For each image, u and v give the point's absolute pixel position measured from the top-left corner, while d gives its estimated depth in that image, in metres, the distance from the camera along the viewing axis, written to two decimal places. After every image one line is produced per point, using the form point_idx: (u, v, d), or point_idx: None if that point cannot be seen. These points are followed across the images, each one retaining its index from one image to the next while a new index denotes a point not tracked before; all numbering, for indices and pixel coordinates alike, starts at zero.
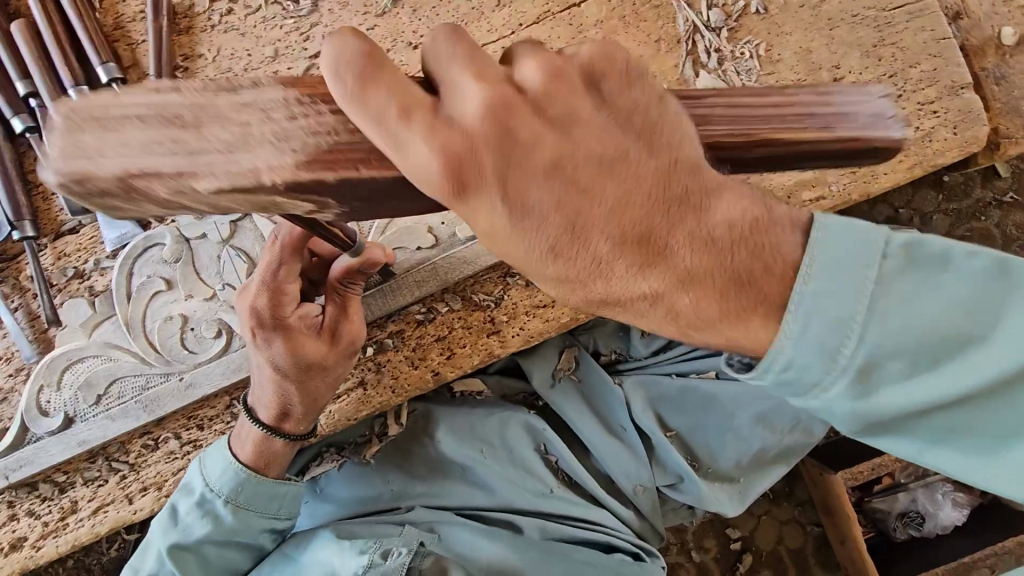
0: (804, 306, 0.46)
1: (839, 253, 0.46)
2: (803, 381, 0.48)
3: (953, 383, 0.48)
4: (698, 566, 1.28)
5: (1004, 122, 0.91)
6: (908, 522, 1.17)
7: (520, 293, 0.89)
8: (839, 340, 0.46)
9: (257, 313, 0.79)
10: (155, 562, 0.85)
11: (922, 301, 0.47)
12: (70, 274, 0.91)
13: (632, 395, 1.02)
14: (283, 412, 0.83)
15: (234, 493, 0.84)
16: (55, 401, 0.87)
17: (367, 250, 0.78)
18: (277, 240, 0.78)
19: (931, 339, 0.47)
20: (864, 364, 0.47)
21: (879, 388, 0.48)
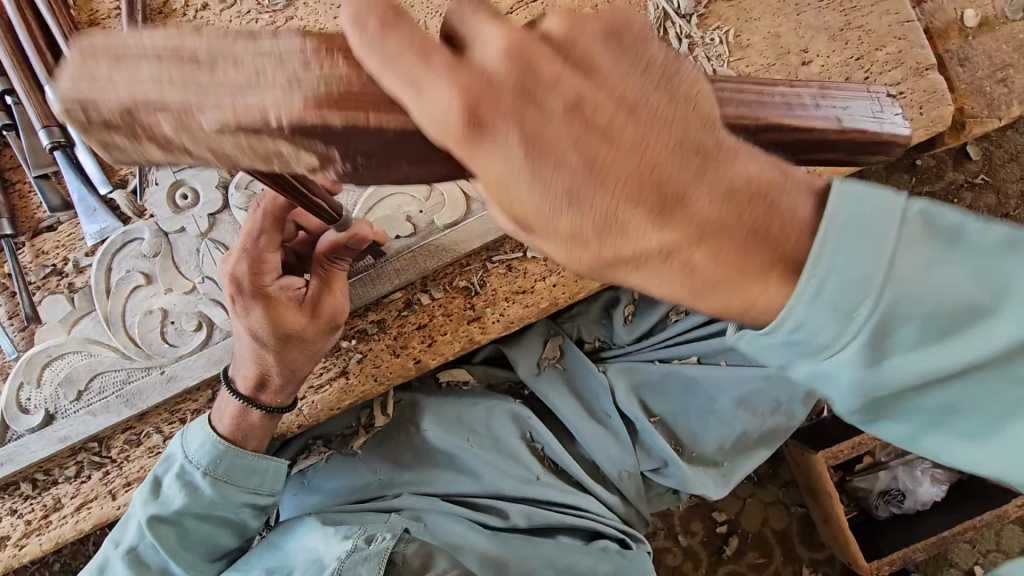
0: (821, 265, 0.41)
1: (854, 218, 0.41)
2: (814, 341, 0.43)
3: (962, 355, 0.42)
4: (685, 550, 1.29)
5: (969, 102, 0.93)
6: (889, 500, 1.20)
7: (499, 280, 0.90)
8: (848, 297, 0.41)
9: (238, 282, 0.80)
10: (134, 534, 0.84)
11: (935, 271, 0.41)
12: (49, 271, 0.91)
13: (616, 381, 1.03)
14: (261, 383, 0.83)
15: (212, 465, 0.83)
16: (36, 398, 0.87)
17: (355, 225, 0.81)
18: (262, 207, 0.78)
19: (942, 307, 0.41)
20: (876, 327, 0.42)
21: (891, 356, 0.43)
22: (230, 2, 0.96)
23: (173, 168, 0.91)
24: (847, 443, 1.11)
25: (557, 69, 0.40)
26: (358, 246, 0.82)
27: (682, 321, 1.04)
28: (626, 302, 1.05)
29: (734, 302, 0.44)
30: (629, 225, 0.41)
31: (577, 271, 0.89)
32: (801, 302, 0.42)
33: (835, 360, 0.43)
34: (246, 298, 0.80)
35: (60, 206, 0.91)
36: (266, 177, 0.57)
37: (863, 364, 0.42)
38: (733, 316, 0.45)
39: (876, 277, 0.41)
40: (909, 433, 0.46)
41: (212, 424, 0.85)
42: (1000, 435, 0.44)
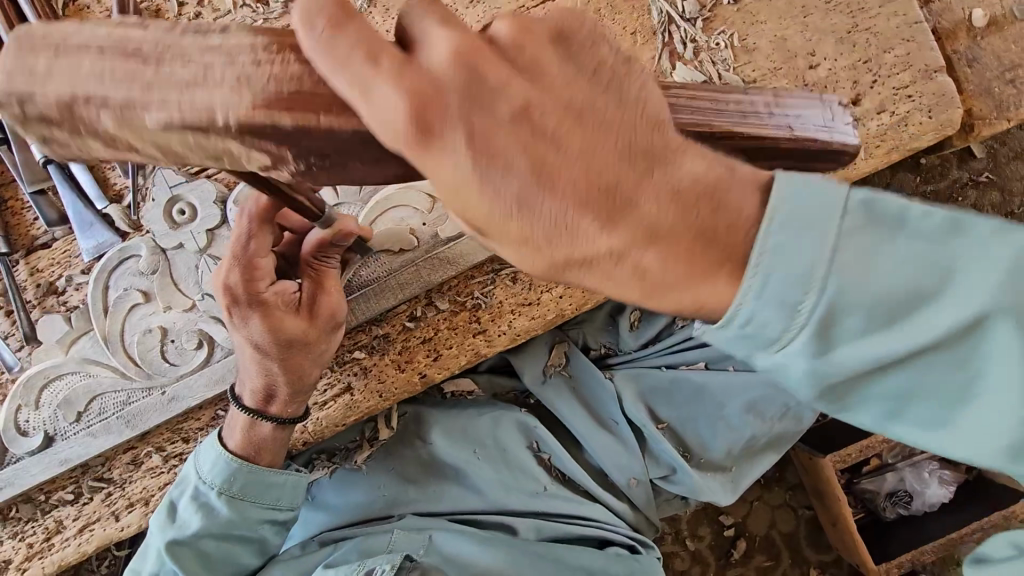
0: (761, 266, 0.40)
1: (800, 212, 0.40)
2: (765, 334, 0.42)
3: (883, 346, 0.41)
4: (693, 554, 1.29)
5: (978, 104, 0.92)
6: (896, 501, 1.19)
7: (504, 291, 0.89)
8: (798, 275, 0.40)
9: (232, 290, 0.77)
10: (154, 563, 0.83)
11: (881, 258, 0.40)
12: (44, 289, 0.89)
13: (623, 389, 1.02)
14: (268, 393, 0.82)
15: (226, 484, 0.82)
16: (34, 420, 0.85)
17: (340, 221, 0.76)
18: (244, 213, 0.76)
19: (887, 297, 0.40)
20: (825, 313, 0.40)
21: (836, 346, 0.41)
22: (224, 11, 0.93)
23: (171, 184, 0.88)
24: (855, 446, 1.11)
25: (503, 74, 0.39)
26: (344, 241, 0.79)
27: (688, 326, 1.03)
28: (631, 308, 1.04)
29: (680, 302, 0.43)
30: (580, 230, 0.40)
31: (584, 283, 0.88)
32: (750, 294, 0.41)
33: (791, 347, 0.42)
34: (242, 307, 0.78)
35: (56, 221, 0.90)
36: (242, 164, 0.53)
37: (815, 354, 0.41)
38: (696, 308, 0.43)
39: (821, 261, 0.40)
40: (883, 414, 0.44)
41: (224, 439, 0.84)
42: (959, 412, 0.42)
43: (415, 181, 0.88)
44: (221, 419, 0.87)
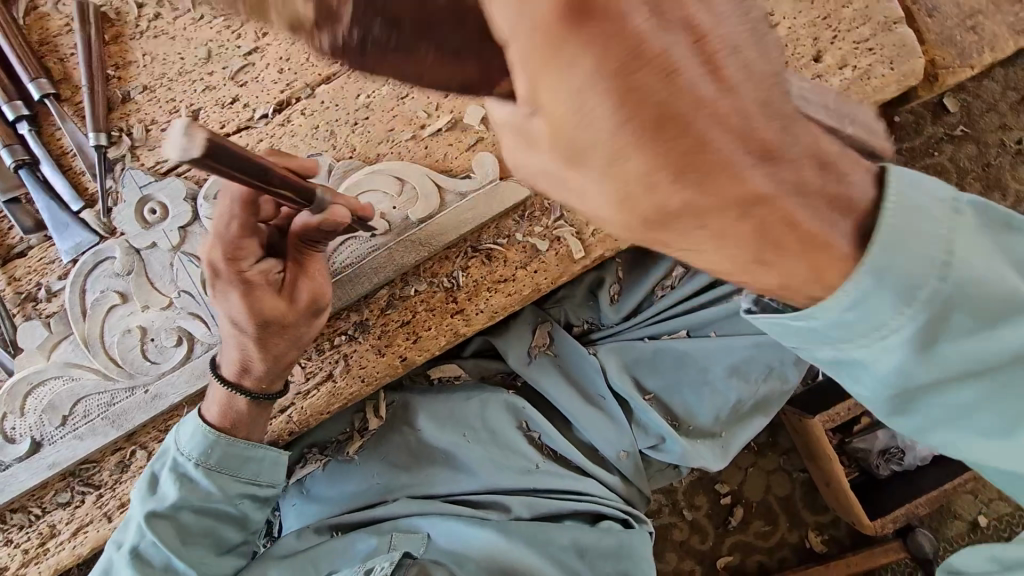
0: (892, 257, 0.44)
1: (919, 210, 0.44)
2: (860, 327, 0.46)
3: (982, 346, 0.47)
4: (691, 524, 1.30)
5: (940, 53, 0.92)
6: (889, 459, 1.20)
7: (478, 269, 0.89)
8: (913, 282, 0.44)
9: (215, 267, 0.79)
10: (133, 534, 0.81)
11: (983, 259, 0.46)
12: (23, 297, 0.90)
13: (607, 362, 1.02)
14: (242, 368, 0.82)
15: (205, 456, 0.82)
16: (21, 427, 0.86)
17: (328, 208, 0.74)
18: (232, 196, 0.75)
19: (988, 296, 0.46)
20: (931, 316, 0.46)
21: (942, 341, 0.47)
22: (183, 9, 0.94)
23: (139, 184, 0.89)
24: (843, 405, 1.11)
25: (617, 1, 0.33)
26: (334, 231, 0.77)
27: (669, 296, 1.04)
28: (612, 282, 1.04)
29: (790, 277, 0.45)
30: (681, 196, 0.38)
31: (559, 254, 0.88)
32: (859, 281, 0.44)
33: (880, 345, 0.47)
34: (225, 284, 0.79)
35: (33, 228, 0.90)
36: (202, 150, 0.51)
37: (913, 347, 0.46)
38: (787, 291, 0.47)
39: (942, 260, 0.44)
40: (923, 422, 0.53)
41: (203, 413, 0.85)
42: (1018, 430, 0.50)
43: (383, 166, 0.89)
44: None
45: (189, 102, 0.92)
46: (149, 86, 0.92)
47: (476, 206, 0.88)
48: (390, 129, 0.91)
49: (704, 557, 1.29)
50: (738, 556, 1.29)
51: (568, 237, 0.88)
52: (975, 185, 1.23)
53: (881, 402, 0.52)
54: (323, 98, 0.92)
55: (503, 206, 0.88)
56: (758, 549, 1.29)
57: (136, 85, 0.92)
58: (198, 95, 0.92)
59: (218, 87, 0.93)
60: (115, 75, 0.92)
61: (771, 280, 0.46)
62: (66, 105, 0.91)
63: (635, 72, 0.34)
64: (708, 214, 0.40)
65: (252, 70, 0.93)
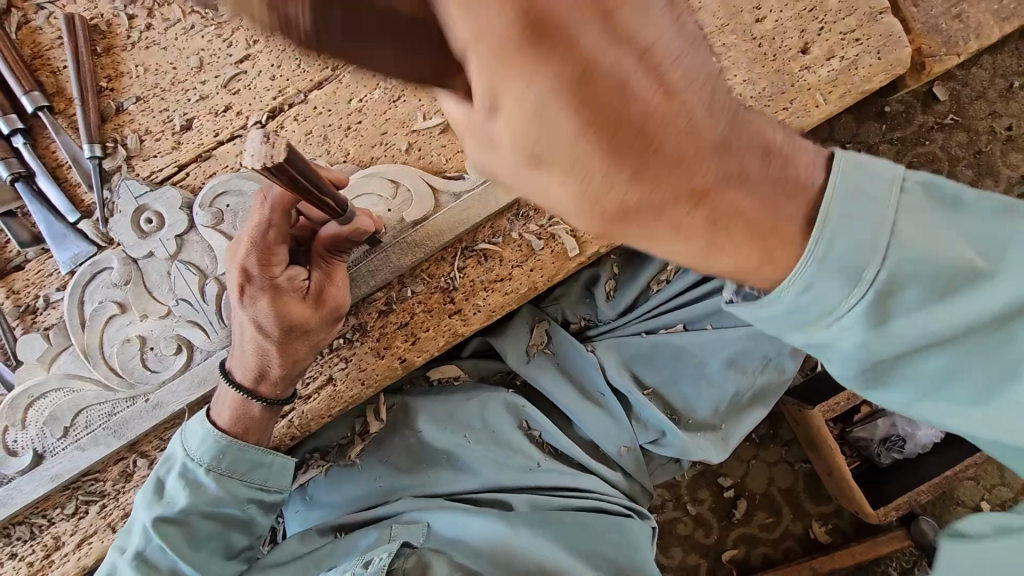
0: (827, 231, 0.44)
1: (860, 185, 0.44)
2: (817, 308, 0.46)
3: (947, 322, 0.46)
4: (695, 518, 1.30)
5: (927, 42, 0.93)
6: (890, 446, 1.20)
7: (474, 269, 0.90)
8: (858, 263, 0.44)
9: (247, 272, 0.79)
10: (138, 539, 0.82)
11: (941, 231, 0.45)
12: (22, 310, 0.90)
13: (606, 359, 1.02)
14: (260, 374, 0.82)
15: (215, 461, 0.83)
16: (23, 439, 0.86)
17: (356, 219, 0.80)
18: (267, 201, 0.77)
19: (942, 270, 0.45)
20: (883, 290, 0.45)
21: (897, 315, 0.46)
22: (174, 19, 0.94)
23: (135, 194, 0.89)
24: (843, 395, 1.12)
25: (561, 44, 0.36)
26: (359, 239, 0.82)
27: (664, 289, 1.04)
28: (607, 278, 1.05)
29: (745, 260, 0.46)
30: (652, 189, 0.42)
31: (553, 250, 0.89)
32: (810, 267, 0.45)
33: (837, 325, 0.47)
34: (253, 289, 0.80)
35: (30, 240, 0.90)
36: (264, 164, 0.60)
37: (867, 328, 0.46)
38: (743, 275, 0.48)
39: (884, 239, 0.44)
40: (907, 397, 0.51)
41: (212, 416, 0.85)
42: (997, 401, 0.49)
43: (377, 169, 0.89)
44: None
45: (182, 112, 0.93)
46: (142, 97, 0.93)
47: (470, 206, 0.89)
48: (383, 132, 0.92)
49: (709, 551, 1.29)
50: (743, 549, 1.29)
51: (563, 235, 0.89)
52: (966, 172, 1.24)
53: (852, 380, 0.51)
54: (315, 103, 0.93)
55: (497, 205, 0.89)
56: (762, 542, 1.29)
57: (129, 96, 0.93)
58: (191, 104, 0.93)
59: (210, 95, 0.93)
60: (107, 87, 0.93)
61: (728, 265, 0.47)
62: (60, 117, 0.92)
63: (588, 58, 0.37)
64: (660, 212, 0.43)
65: (244, 77, 0.93)
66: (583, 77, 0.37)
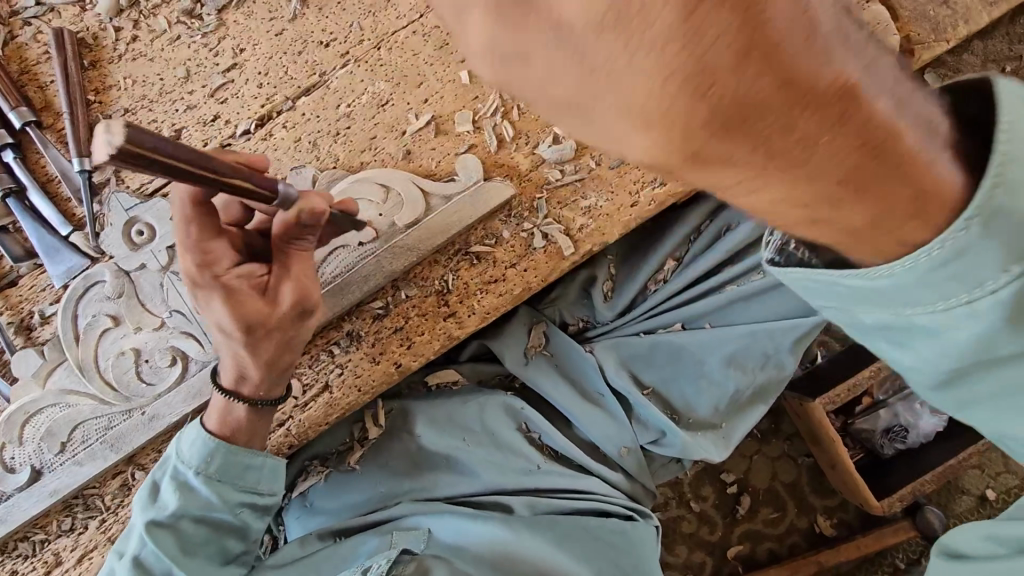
0: (971, 236, 0.40)
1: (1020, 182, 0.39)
2: (922, 313, 0.43)
3: (1017, 340, 0.44)
4: (700, 515, 1.29)
5: (915, 29, 0.93)
6: (893, 437, 1.19)
7: (467, 272, 0.89)
8: (988, 271, 0.41)
9: (191, 275, 0.78)
10: (135, 543, 0.81)
11: None
12: (16, 326, 0.89)
13: (604, 358, 1.02)
14: (239, 375, 0.82)
15: (205, 464, 0.82)
16: (20, 456, 0.86)
17: (304, 199, 0.74)
18: (180, 199, 0.77)
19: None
20: (1011, 304, 0.42)
21: (1014, 332, 0.43)
22: (160, 31, 0.94)
23: (126, 206, 0.89)
24: (844, 386, 1.11)
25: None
26: (319, 228, 0.78)
27: (662, 289, 1.04)
28: (604, 278, 1.05)
29: (791, 221, 0.41)
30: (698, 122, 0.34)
31: (543, 251, 0.89)
32: (897, 269, 0.42)
33: (903, 319, 0.44)
34: (205, 291, 0.79)
35: (23, 255, 0.90)
36: (120, 151, 0.51)
37: (977, 340, 0.43)
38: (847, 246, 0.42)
39: (987, 245, 0.40)
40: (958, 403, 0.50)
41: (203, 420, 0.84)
42: None
43: (367, 174, 0.89)
44: None
45: (171, 122, 0.92)
46: (130, 108, 0.93)
47: (462, 210, 0.88)
48: (373, 137, 0.92)
49: (714, 548, 1.28)
50: (749, 545, 1.28)
51: (556, 236, 0.89)
52: None
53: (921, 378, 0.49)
54: (303, 109, 0.93)
55: (488, 208, 0.88)
56: (768, 537, 1.28)
57: (117, 108, 0.93)
58: (180, 115, 0.93)
59: (199, 105, 0.93)
60: (95, 100, 0.93)
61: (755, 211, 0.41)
62: (49, 132, 0.92)
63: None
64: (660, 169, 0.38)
65: (232, 86, 0.93)
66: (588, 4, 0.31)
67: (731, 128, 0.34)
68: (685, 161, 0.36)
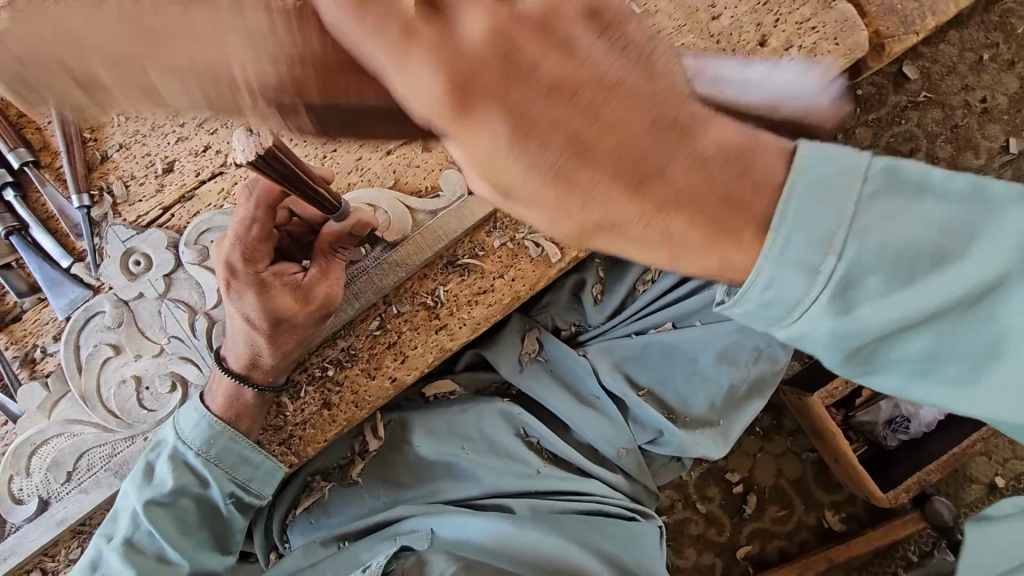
0: (788, 215, 0.39)
1: (818, 176, 0.39)
2: (784, 303, 0.41)
3: (927, 299, 0.39)
4: (706, 516, 1.29)
5: (883, 24, 0.95)
6: (896, 429, 1.19)
7: (458, 284, 0.91)
8: (817, 253, 0.39)
9: (231, 268, 0.82)
10: (126, 525, 0.83)
11: (898, 216, 0.39)
12: (22, 360, 0.91)
13: (598, 361, 1.03)
14: (252, 362, 0.84)
15: (205, 446, 0.84)
16: (28, 486, 0.87)
17: (355, 214, 0.84)
18: (253, 196, 0.79)
19: (911, 247, 0.39)
20: (843, 278, 0.39)
21: (859, 303, 0.40)
22: None
23: (122, 238, 0.92)
24: (841, 379, 1.11)
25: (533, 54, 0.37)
26: (361, 233, 0.85)
27: (650, 289, 1.05)
28: (593, 282, 1.06)
29: (710, 263, 0.41)
30: (595, 191, 0.38)
31: (531, 260, 0.90)
32: (766, 262, 0.40)
33: (805, 319, 0.41)
34: (240, 282, 0.82)
35: (27, 290, 0.92)
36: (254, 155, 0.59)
37: (836, 317, 0.40)
38: (715, 276, 0.42)
39: (841, 222, 0.38)
40: (907, 383, 0.44)
41: (203, 401, 0.86)
42: (989, 378, 0.41)
43: (355, 195, 0.91)
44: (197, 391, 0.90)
45: (163, 155, 0.95)
46: (125, 144, 0.96)
47: (447, 224, 0.91)
48: (358, 158, 0.94)
49: (723, 548, 1.28)
50: (757, 544, 1.27)
51: (541, 245, 0.90)
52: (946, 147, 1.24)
53: (836, 369, 0.44)
54: None
55: (474, 220, 0.91)
56: (777, 535, 1.28)
57: (112, 144, 0.95)
58: (173, 147, 0.96)
59: (190, 136, 0.96)
60: (90, 137, 0.95)
61: (708, 251, 0.45)
62: (48, 170, 0.94)
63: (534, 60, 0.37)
64: (631, 204, 0.39)
65: (221, 118, 0.96)
66: (517, 126, 0.36)
67: (633, 191, 0.38)
68: (646, 213, 0.39)
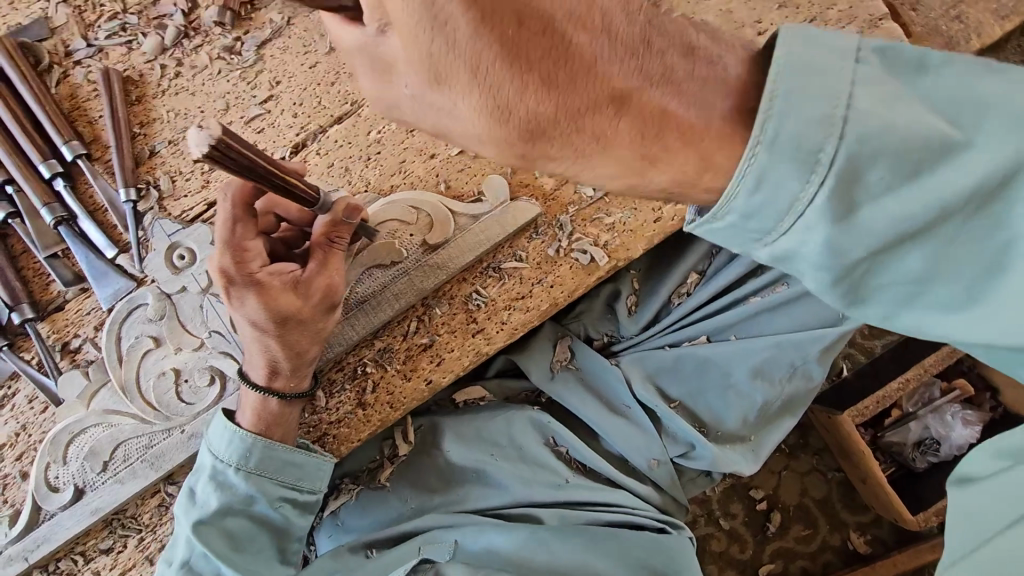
0: (768, 124, 0.42)
1: (801, 64, 0.42)
2: (771, 208, 0.44)
3: (922, 200, 0.43)
4: (729, 533, 1.28)
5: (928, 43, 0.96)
6: (925, 450, 1.17)
7: (496, 289, 0.91)
8: (809, 147, 0.42)
9: (226, 273, 0.81)
10: (183, 549, 0.83)
11: (888, 105, 0.42)
12: (65, 348, 0.92)
13: (630, 372, 1.02)
14: (273, 369, 0.84)
15: (243, 460, 0.84)
16: (64, 475, 0.88)
17: (338, 204, 0.83)
18: (227, 199, 0.82)
19: (910, 145, 0.42)
20: (844, 172, 0.42)
21: (863, 206, 0.43)
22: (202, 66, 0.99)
23: (168, 232, 0.93)
24: (872, 398, 1.10)
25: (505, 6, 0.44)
26: (355, 217, 0.84)
27: (686, 302, 1.05)
28: (627, 292, 1.07)
29: (682, 172, 0.47)
30: (570, 113, 0.45)
31: (573, 267, 0.91)
32: (758, 154, 0.43)
33: (795, 227, 0.45)
34: (238, 287, 0.82)
35: (71, 280, 0.93)
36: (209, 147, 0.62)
37: (829, 220, 0.43)
38: (685, 189, 0.48)
39: (837, 116, 0.41)
40: (886, 312, 0.49)
41: (235, 421, 0.86)
42: (1009, 271, 0.44)
43: (398, 197, 0.92)
44: (229, 395, 0.90)
45: None
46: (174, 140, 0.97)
47: (489, 229, 0.92)
48: (401, 161, 0.95)
49: (746, 566, 1.26)
50: (780, 563, 1.26)
51: (578, 250, 0.91)
52: None
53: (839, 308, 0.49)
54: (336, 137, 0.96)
55: (515, 227, 0.91)
56: (800, 555, 1.26)
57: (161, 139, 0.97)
58: None
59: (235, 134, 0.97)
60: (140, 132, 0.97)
61: (665, 178, 0.48)
62: (98, 163, 0.96)
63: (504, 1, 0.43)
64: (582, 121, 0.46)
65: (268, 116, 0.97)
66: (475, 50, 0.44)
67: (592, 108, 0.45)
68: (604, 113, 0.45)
